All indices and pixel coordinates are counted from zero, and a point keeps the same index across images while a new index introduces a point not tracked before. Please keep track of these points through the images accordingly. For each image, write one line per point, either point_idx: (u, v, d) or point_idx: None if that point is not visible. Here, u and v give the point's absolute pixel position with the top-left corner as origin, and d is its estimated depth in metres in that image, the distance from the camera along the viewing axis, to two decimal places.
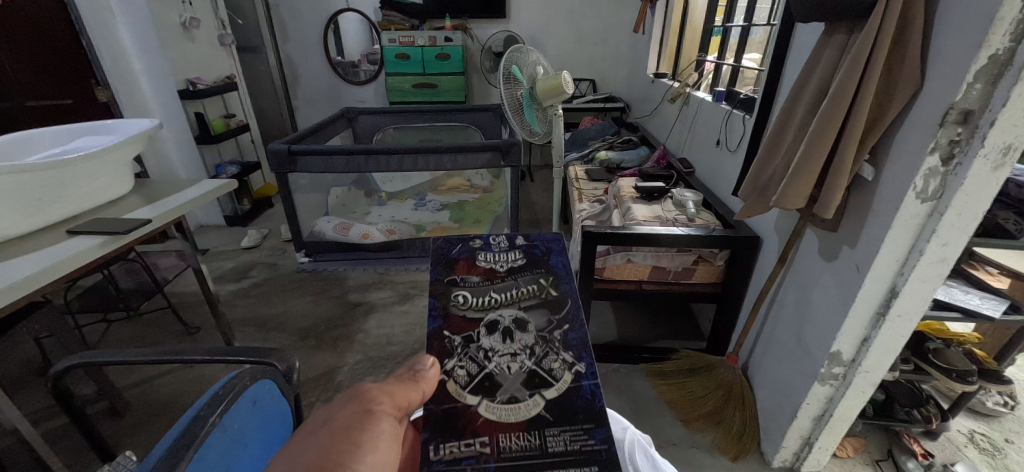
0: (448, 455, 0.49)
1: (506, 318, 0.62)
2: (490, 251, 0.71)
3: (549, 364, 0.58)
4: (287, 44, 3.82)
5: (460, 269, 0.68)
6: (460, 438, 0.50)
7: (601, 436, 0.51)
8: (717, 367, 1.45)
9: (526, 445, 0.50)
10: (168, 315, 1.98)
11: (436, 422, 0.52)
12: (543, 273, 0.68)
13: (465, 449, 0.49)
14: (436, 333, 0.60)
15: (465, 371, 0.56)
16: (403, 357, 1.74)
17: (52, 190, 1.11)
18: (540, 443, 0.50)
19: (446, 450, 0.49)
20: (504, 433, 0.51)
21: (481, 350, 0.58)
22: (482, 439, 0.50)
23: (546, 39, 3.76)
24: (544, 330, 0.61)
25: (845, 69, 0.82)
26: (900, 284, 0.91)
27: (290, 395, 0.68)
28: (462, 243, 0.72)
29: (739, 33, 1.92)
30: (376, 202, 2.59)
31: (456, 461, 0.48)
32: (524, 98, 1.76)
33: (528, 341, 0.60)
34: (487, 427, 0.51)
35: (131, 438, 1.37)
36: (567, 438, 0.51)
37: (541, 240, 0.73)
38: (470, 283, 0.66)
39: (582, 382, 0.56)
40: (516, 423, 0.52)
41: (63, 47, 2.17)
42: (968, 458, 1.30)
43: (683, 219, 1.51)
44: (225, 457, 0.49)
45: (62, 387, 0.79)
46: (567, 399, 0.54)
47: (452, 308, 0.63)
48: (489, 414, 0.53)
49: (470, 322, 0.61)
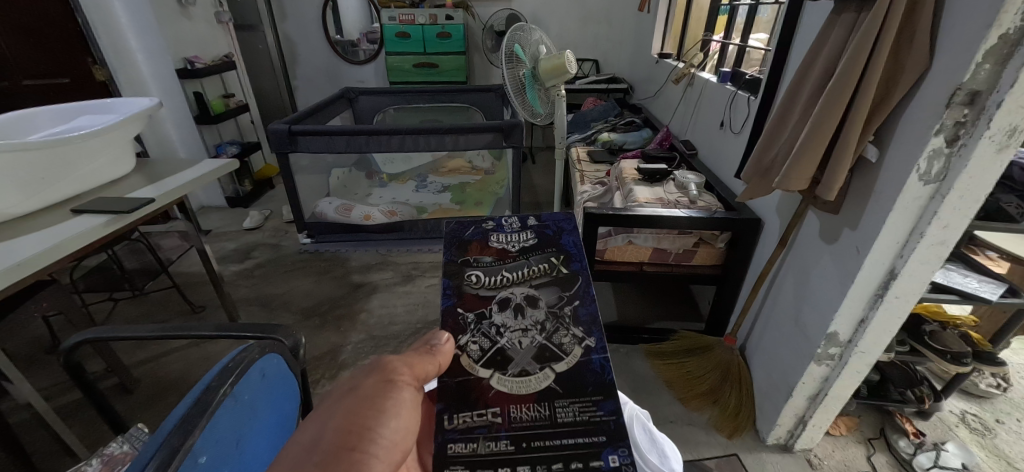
0: (461, 424, 0.52)
1: (518, 295, 0.62)
2: (502, 232, 0.69)
3: (560, 339, 0.59)
4: (285, 22, 3.75)
5: (473, 249, 0.67)
6: (473, 409, 0.53)
7: (609, 408, 0.53)
8: (716, 347, 1.47)
9: (537, 415, 0.53)
10: (173, 294, 2.00)
11: (451, 393, 0.54)
12: (555, 252, 0.67)
13: (477, 419, 0.52)
14: (449, 311, 0.61)
15: (478, 346, 0.58)
16: (406, 336, 1.76)
17: (57, 169, 1.12)
18: (550, 414, 0.53)
19: (460, 420, 0.52)
20: (516, 404, 0.53)
21: (493, 326, 0.59)
22: (494, 410, 0.53)
23: (549, 18, 3.68)
24: (554, 306, 0.62)
25: (855, 44, 0.81)
26: (900, 265, 0.91)
27: (297, 370, 0.70)
28: (475, 225, 0.71)
29: (746, 12, 1.87)
30: (377, 183, 2.56)
31: (469, 431, 0.51)
32: (527, 78, 1.73)
33: (539, 317, 0.61)
34: (498, 399, 0.54)
35: (143, 412, 1.40)
36: (576, 410, 0.53)
37: (552, 220, 0.72)
38: (482, 264, 0.65)
39: (591, 356, 0.57)
40: (527, 395, 0.54)
41: (57, 22, 2.11)
42: (958, 437, 1.33)
43: (685, 201, 1.51)
44: (236, 427, 0.51)
45: (74, 362, 0.80)
46: (577, 373, 0.56)
47: (465, 287, 0.63)
48: (501, 386, 0.55)
49: (482, 299, 0.62)
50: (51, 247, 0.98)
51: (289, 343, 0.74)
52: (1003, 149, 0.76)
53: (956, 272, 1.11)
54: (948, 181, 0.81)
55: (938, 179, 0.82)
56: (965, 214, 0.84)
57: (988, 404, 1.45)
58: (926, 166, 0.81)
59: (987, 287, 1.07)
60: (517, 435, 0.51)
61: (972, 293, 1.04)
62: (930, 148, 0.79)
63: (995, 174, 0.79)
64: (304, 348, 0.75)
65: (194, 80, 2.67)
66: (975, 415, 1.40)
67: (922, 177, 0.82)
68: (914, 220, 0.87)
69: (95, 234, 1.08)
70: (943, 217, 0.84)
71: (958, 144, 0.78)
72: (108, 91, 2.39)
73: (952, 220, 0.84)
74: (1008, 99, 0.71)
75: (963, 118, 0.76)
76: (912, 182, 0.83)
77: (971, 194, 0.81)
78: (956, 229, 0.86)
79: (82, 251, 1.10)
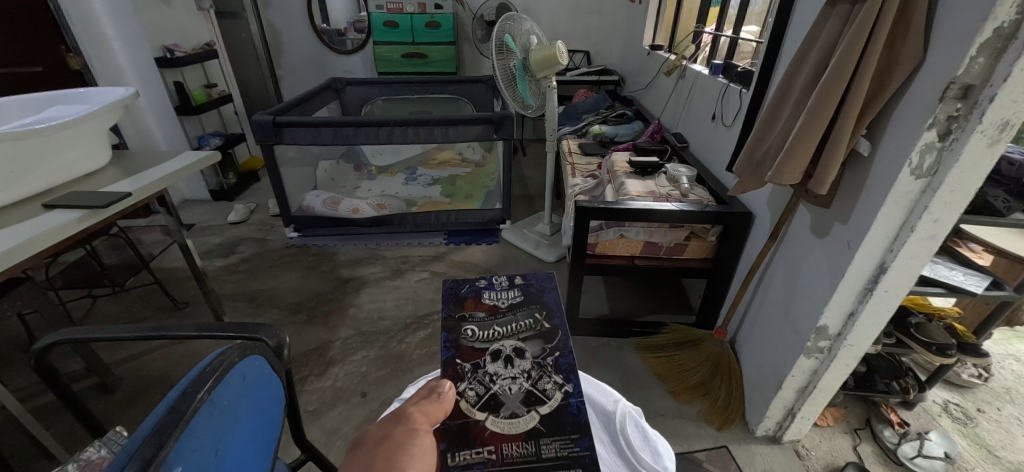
0: (462, 461, 0.50)
1: (507, 347, 0.62)
2: (493, 289, 0.70)
3: (543, 385, 0.58)
4: (269, 11, 3.65)
5: (466, 305, 0.67)
6: (472, 446, 0.52)
7: (586, 444, 0.52)
8: (707, 340, 1.49)
9: (525, 452, 0.51)
10: (155, 291, 1.95)
11: (453, 433, 0.53)
12: (539, 307, 0.67)
13: (475, 455, 0.51)
14: (448, 362, 0.61)
15: (474, 391, 0.57)
16: (395, 331, 1.74)
17: (26, 162, 1.06)
18: (535, 451, 0.52)
19: (461, 457, 0.51)
20: (507, 442, 0.52)
21: (487, 374, 0.59)
22: (489, 447, 0.52)
23: (538, 8, 3.64)
24: (538, 357, 0.61)
25: (849, 39, 0.80)
26: (889, 260, 0.92)
27: (281, 371, 0.67)
28: (468, 282, 0.72)
29: (739, 4, 1.86)
30: (365, 176, 2.47)
31: (468, 467, 0.50)
32: (517, 69, 1.70)
33: (525, 366, 0.60)
34: (495, 438, 0.53)
35: (124, 413, 1.37)
36: (558, 445, 0.52)
37: (538, 280, 0.71)
38: (476, 318, 0.65)
39: (570, 400, 0.57)
40: (516, 434, 0.53)
41: (29, 8, 2.03)
42: (941, 426, 1.35)
43: (677, 195, 1.50)
44: (216, 433, 0.49)
45: (46, 365, 0.77)
46: (557, 414, 0.55)
47: (461, 340, 0.63)
48: (495, 426, 0.54)
49: (477, 351, 0.61)
50: (22, 244, 0.93)
51: (273, 344, 0.72)
52: (995, 144, 0.76)
53: (942, 265, 1.12)
54: (940, 175, 0.81)
55: (929, 174, 0.82)
56: (956, 208, 0.84)
57: (970, 394, 1.48)
58: (918, 161, 0.81)
59: (973, 280, 1.08)
60: (509, 470, 0.50)
61: (958, 287, 1.05)
62: (923, 142, 0.79)
63: (986, 168, 0.79)
64: (288, 348, 0.73)
65: (174, 69, 2.59)
66: (957, 404, 1.43)
67: (915, 171, 0.82)
68: (904, 214, 0.87)
69: (68, 230, 1.04)
70: (934, 211, 0.84)
71: (950, 138, 0.78)
72: (83, 80, 2.30)
73: (942, 215, 0.84)
74: (1001, 93, 0.71)
75: (956, 112, 0.76)
76: (904, 177, 0.82)
77: (962, 189, 0.81)
78: (947, 223, 0.86)
79: (54, 248, 1.05)
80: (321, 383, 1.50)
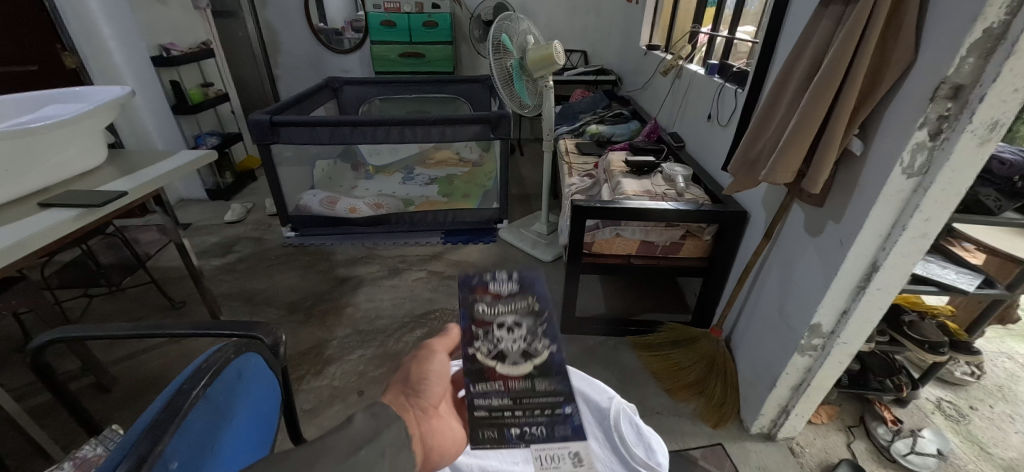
0: (480, 389, 0.53)
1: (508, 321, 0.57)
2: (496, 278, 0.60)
3: (536, 346, 0.56)
4: (266, 10, 3.64)
5: (474, 292, 0.59)
6: (485, 382, 0.54)
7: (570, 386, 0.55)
8: (702, 339, 1.50)
9: (526, 386, 0.54)
10: (152, 290, 1.95)
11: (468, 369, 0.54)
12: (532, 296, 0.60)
13: (490, 386, 0.54)
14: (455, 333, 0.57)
15: (482, 351, 0.55)
16: (392, 331, 1.74)
17: (21, 160, 1.06)
18: (531, 385, 0.54)
19: (477, 387, 0.53)
20: (513, 380, 0.54)
21: (492, 338, 0.56)
22: (498, 382, 0.54)
23: (536, 8, 3.64)
24: (533, 330, 0.57)
25: (841, 39, 0.81)
26: (881, 258, 0.93)
27: (277, 369, 0.68)
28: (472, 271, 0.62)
29: (735, 4, 1.87)
30: (364, 176, 2.50)
31: (485, 394, 0.53)
32: (514, 69, 1.71)
33: (522, 335, 0.57)
34: (502, 377, 0.54)
35: (120, 412, 1.37)
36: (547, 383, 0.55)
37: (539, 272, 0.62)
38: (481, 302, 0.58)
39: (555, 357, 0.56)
40: (516, 374, 0.55)
41: (25, 7, 2.02)
42: (935, 424, 1.36)
43: (673, 194, 1.51)
44: (211, 430, 0.49)
45: (42, 363, 0.77)
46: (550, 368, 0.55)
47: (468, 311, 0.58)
48: (500, 367, 0.55)
49: (482, 324, 0.57)
50: (16, 243, 0.93)
51: (269, 342, 0.72)
52: (985, 143, 0.77)
53: (934, 264, 1.13)
54: (931, 174, 0.82)
55: (920, 173, 0.83)
56: (947, 207, 0.84)
57: (963, 391, 1.49)
58: (909, 160, 0.82)
59: (964, 278, 1.09)
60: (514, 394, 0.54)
61: (949, 285, 1.06)
62: (914, 142, 0.79)
63: (976, 167, 0.80)
64: (285, 346, 0.73)
65: (170, 68, 2.58)
66: (950, 402, 1.45)
67: (906, 171, 0.83)
68: (896, 213, 0.88)
69: (64, 229, 1.04)
70: (925, 210, 0.85)
71: (941, 138, 0.79)
72: (79, 79, 2.29)
73: (933, 213, 0.85)
74: (991, 93, 0.72)
75: (947, 112, 0.76)
76: (895, 176, 0.83)
77: (952, 188, 0.82)
78: (938, 222, 0.87)
79: (49, 247, 1.05)
80: (318, 382, 1.50)
